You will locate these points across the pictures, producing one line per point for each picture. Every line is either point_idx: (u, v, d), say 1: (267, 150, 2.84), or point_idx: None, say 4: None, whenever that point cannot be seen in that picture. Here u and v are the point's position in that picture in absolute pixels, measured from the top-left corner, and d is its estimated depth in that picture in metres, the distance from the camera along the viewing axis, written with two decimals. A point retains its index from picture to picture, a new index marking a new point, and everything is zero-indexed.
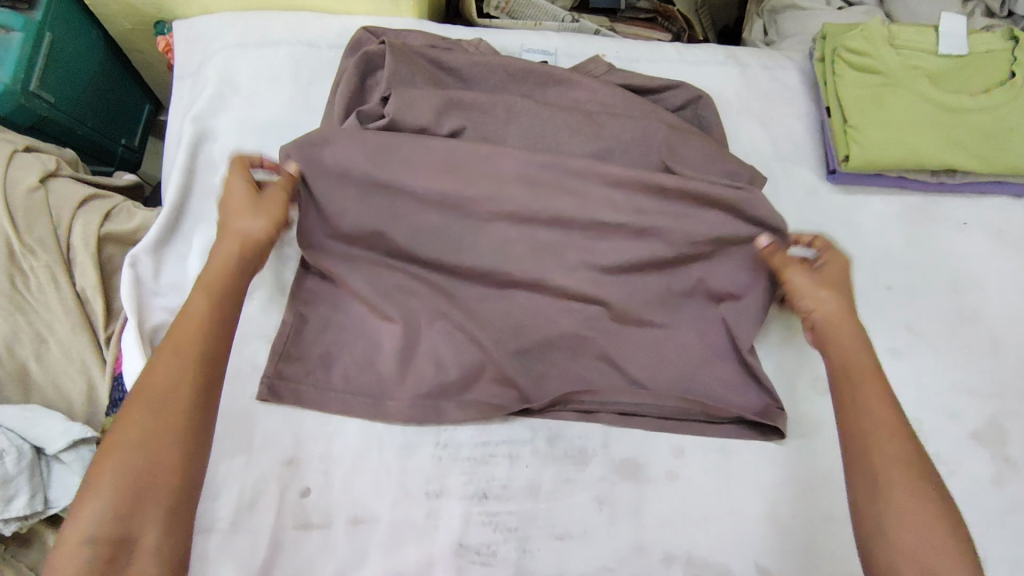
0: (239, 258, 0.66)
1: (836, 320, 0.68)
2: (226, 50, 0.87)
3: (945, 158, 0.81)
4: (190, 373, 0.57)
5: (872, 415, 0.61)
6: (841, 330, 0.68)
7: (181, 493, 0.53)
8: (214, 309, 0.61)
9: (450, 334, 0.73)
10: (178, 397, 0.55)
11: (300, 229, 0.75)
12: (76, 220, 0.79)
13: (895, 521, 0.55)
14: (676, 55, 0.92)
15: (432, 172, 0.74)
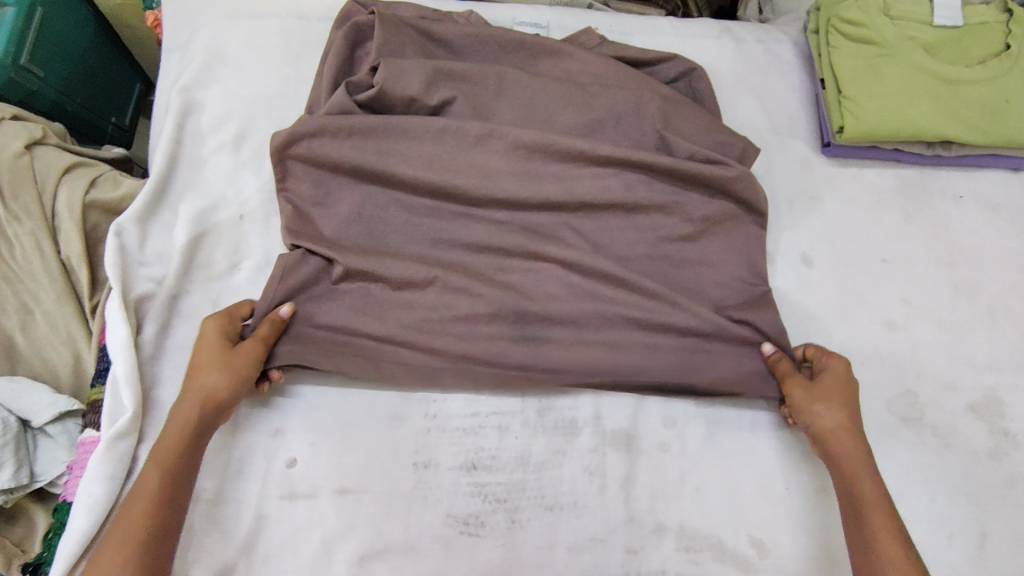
0: (200, 423, 0.61)
1: (843, 439, 0.64)
2: (214, 22, 0.86)
3: (941, 129, 0.80)
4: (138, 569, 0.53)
5: (880, 553, 0.57)
6: (848, 451, 0.63)
7: None
8: (184, 447, 0.60)
9: (440, 300, 0.70)
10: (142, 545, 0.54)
11: (287, 199, 0.74)
12: (61, 187, 0.78)
13: None
14: (669, 28, 0.91)
15: (420, 155, 0.75)
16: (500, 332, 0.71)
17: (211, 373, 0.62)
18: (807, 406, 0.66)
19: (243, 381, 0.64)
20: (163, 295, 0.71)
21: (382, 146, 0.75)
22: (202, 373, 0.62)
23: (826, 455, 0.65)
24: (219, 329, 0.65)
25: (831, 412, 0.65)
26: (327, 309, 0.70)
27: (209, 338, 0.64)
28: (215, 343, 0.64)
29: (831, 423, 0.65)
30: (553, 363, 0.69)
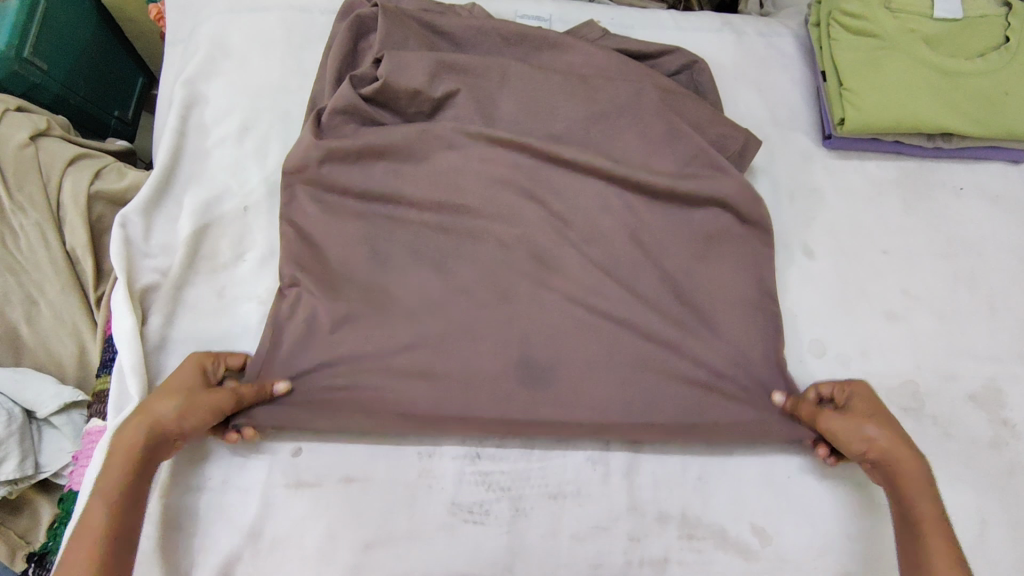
0: (151, 450, 0.58)
1: (900, 458, 0.61)
2: (217, 15, 0.86)
3: (941, 121, 0.81)
4: None
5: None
6: (906, 472, 0.61)
7: None
8: (131, 476, 0.56)
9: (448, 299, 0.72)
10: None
11: (290, 200, 0.75)
12: (66, 178, 0.78)
13: None
14: (671, 21, 0.92)
15: (425, 165, 0.76)
16: (506, 364, 0.68)
17: (167, 400, 0.59)
18: (857, 428, 0.64)
19: (200, 411, 0.60)
20: (168, 286, 0.72)
21: (387, 140, 0.76)
22: (159, 401, 0.60)
23: (884, 477, 0.63)
24: (193, 366, 0.65)
25: (882, 432, 0.63)
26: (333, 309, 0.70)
27: (183, 373, 0.63)
28: (186, 378, 0.63)
29: (882, 443, 0.62)
30: (563, 402, 0.67)
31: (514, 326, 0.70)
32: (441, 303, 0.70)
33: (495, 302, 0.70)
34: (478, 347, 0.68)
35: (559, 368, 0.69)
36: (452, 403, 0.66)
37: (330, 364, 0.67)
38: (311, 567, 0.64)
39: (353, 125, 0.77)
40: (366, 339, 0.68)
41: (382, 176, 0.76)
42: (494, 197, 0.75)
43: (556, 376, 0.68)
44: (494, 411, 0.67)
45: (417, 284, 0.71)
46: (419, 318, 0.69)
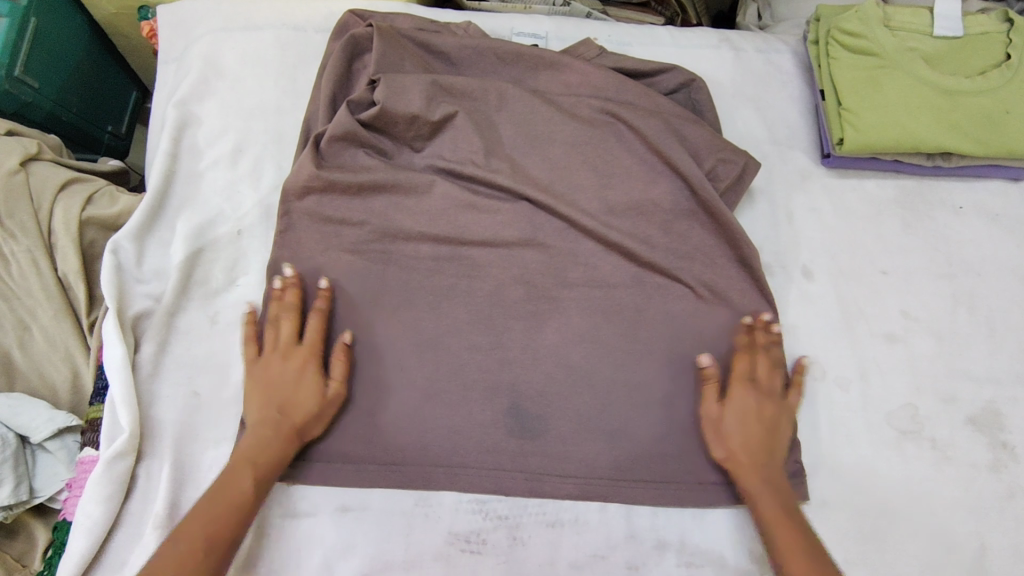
0: (287, 376, 0.66)
1: (763, 410, 0.69)
2: (211, 34, 0.85)
3: (939, 141, 0.80)
4: (225, 510, 0.59)
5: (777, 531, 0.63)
6: (733, 408, 0.69)
7: None
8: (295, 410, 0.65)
9: (446, 334, 0.73)
10: (238, 500, 0.60)
11: (287, 230, 0.75)
12: (58, 204, 0.76)
13: None
14: (668, 38, 0.91)
15: (422, 198, 0.78)
16: (497, 413, 0.71)
17: (288, 325, 0.68)
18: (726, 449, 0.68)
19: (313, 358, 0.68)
20: (161, 312, 0.71)
21: (393, 170, 0.78)
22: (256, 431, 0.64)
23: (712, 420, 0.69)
24: (296, 366, 0.66)
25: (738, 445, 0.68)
26: (334, 345, 0.71)
27: (307, 390, 0.66)
28: (289, 377, 0.66)
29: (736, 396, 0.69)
30: (551, 453, 0.70)
31: (504, 373, 0.72)
32: (434, 346, 0.73)
33: (495, 349, 0.73)
34: (470, 395, 0.71)
35: (550, 415, 0.71)
36: (440, 448, 0.69)
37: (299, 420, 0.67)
38: None
39: (348, 151, 0.78)
40: (361, 383, 0.70)
41: (378, 208, 0.77)
42: (490, 231, 0.77)
43: (547, 428, 0.71)
44: (483, 456, 0.69)
45: (413, 324, 0.73)
46: (415, 359, 0.72)
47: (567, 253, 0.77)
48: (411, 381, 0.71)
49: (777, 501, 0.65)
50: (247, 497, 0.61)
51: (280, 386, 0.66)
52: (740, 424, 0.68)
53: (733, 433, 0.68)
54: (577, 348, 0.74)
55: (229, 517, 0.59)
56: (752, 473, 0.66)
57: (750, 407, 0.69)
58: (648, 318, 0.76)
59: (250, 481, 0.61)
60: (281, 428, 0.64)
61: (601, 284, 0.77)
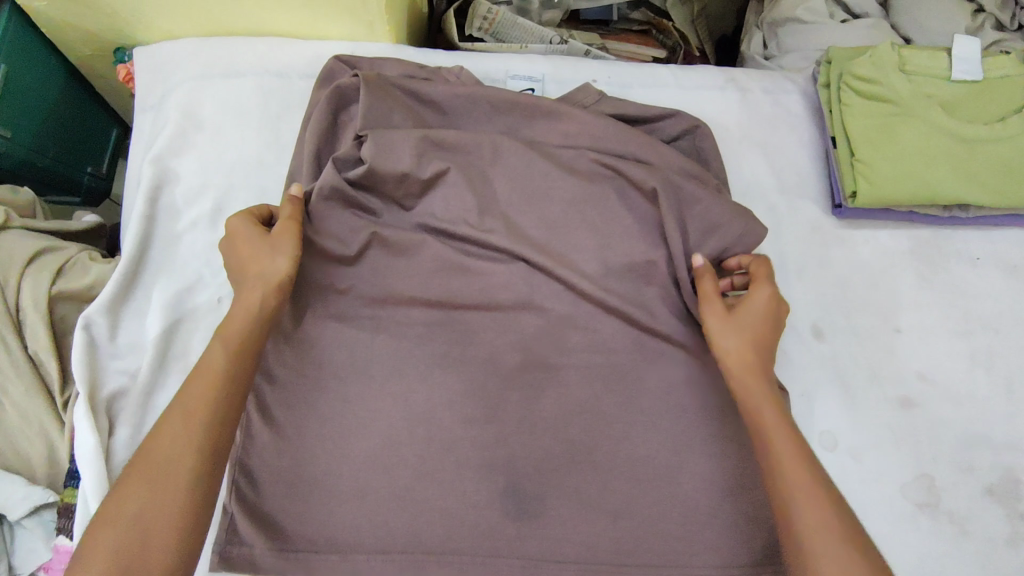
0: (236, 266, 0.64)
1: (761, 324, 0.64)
2: (189, 82, 0.81)
3: (958, 193, 0.76)
4: (193, 427, 0.53)
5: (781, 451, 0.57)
6: (742, 318, 0.65)
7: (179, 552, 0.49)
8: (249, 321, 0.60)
9: (440, 408, 0.69)
10: (205, 411, 0.54)
11: None
12: (25, 279, 0.71)
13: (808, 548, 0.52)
14: (672, 79, 0.86)
15: (413, 260, 0.74)
16: (493, 493, 0.67)
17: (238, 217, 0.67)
18: (730, 337, 0.64)
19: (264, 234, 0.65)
20: (137, 392, 0.67)
21: (382, 229, 0.74)
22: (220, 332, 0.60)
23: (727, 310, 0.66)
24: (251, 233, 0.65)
25: (743, 337, 0.63)
26: (321, 425, 0.67)
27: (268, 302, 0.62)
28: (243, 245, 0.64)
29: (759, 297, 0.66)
30: (550, 538, 0.66)
31: (500, 449, 0.68)
32: (426, 421, 0.68)
33: (491, 423, 0.69)
34: (463, 473, 0.67)
35: (548, 495, 0.67)
36: (432, 535, 0.65)
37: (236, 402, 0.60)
38: None
39: (331, 207, 0.73)
40: (349, 463, 0.66)
41: (365, 271, 0.73)
42: (485, 295, 0.73)
43: (545, 509, 0.67)
44: (477, 543, 0.65)
45: (402, 397, 0.69)
46: (405, 434, 0.67)
47: (567, 317, 0.73)
48: (401, 458, 0.67)
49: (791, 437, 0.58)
50: (191, 440, 0.53)
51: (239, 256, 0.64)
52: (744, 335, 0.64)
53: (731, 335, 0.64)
54: (578, 421, 0.70)
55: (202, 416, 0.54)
56: (758, 383, 0.61)
57: (750, 317, 0.65)
58: (652, 386, 0.72)
59: (197, 421, 0.54)
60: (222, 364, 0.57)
61: (602, 348, 0.73)
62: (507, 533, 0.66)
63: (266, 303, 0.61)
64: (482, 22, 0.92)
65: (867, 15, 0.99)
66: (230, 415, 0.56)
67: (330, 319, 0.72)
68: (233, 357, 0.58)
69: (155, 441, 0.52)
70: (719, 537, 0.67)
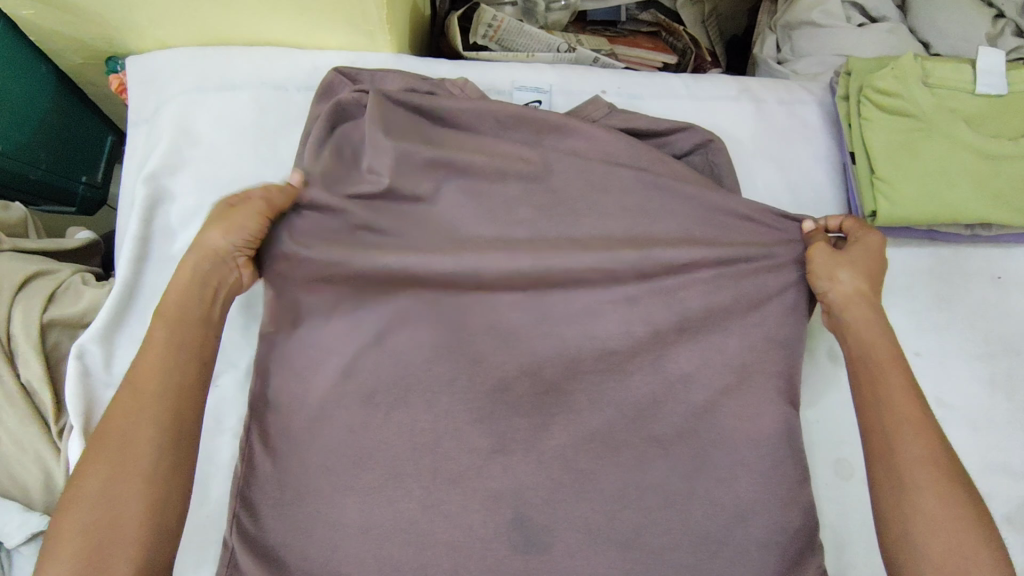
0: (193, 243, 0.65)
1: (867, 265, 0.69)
2: (182, 96, 0.78)
3: (980, 213, 0.73)
4: (146, 409, 0.54)
5: (891, 401, 0.59)
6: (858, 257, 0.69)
7: (149, 528, 0.50)
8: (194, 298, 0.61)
9: (445, 437, 0.67)
10: (152, 392, 0.55)
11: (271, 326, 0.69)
12: (15, 306, 0.69)
13: (915, 488, 0.54)
14: (683, 90, 0.83)
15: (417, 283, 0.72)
16: (500, 525, 0.65)
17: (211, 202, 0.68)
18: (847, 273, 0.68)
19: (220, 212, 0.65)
20: None
21: (384, 252, 0.72)
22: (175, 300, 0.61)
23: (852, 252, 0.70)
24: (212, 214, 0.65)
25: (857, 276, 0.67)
26: (323, 455, 0.65)
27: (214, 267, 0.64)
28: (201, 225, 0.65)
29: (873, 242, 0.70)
30: (560, 572, 0.64)
31: (507, 479, 0.66)
32: (432, 451, 0.66)
33: (498, 452, 0.67)
34: (468, 504, 0.65)
35: (558, 527, 0.65)
36: (438, 570, 0.63)
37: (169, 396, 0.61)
38: None
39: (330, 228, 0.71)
40: (352, 495, 0.64)
41: (368, 293, 0.71)
42: (491, 319, 0.71)
43: (554, 541, 0.65)
44: None
45: (407, 426, 0.67)
46: (410, 464, 0.66)
47: (576, 342, 0.71)
48: (406, 491, 0.65)
49: (903, 382, 0.60)
50: (146, 420, 0.54)
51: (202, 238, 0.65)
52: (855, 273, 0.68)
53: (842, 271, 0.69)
54: (587, 449, 0.68)
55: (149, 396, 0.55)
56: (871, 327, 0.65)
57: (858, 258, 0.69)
58: (663, 413, 0.70)
59: (145, 401, 0.54)
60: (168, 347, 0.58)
61: (612, 373, 0.71)
62: (515, 567, 0.64)
63: (203, 272, 0.63)
64: (486, 29, 0.89)
65: (884, 18, 0.95)
66: (184, 391, 0.57)
67: (331, 344, 0.69)
68: (177, 339, 0.58)
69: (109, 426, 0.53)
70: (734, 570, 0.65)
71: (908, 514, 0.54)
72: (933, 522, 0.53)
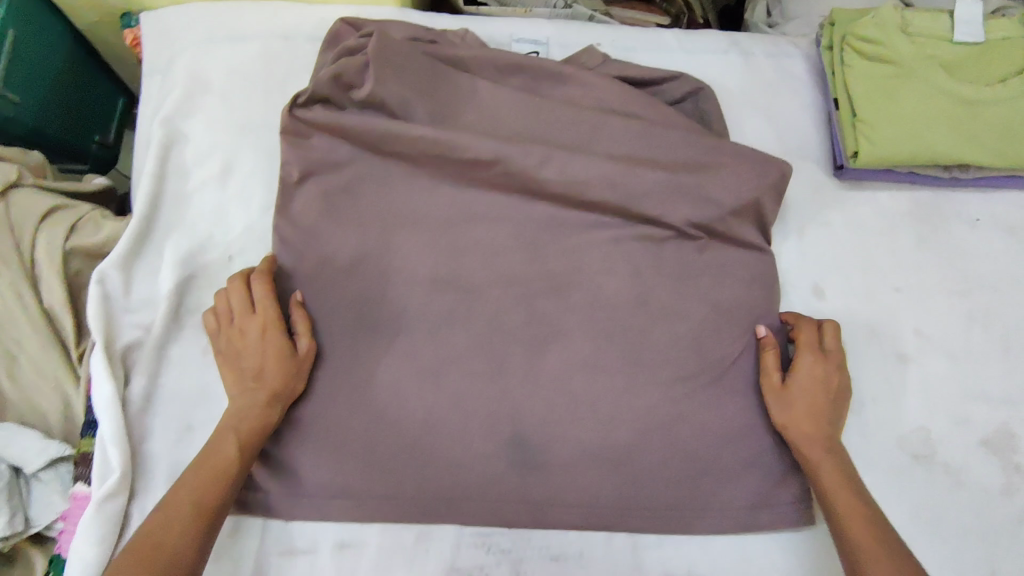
0: (264, 332, 0.65)
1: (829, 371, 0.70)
2: (195, 46, 0.81)
3: (958, 154, 0.77)
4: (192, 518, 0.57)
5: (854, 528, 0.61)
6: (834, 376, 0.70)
7: None
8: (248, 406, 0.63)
9: (448, 362, 0.70)
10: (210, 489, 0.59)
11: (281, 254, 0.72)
12: (40, 234, 0.73)
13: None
14: (674, 42, 0.87)
15: (419, 219, 0.74)
16: (499, 445, 0.68)
17: (239, 293, 0.67)
18: (789, 393, 0.69)
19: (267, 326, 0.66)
20: (151, 345, 0.68)
21: (388, 189, 0.75)
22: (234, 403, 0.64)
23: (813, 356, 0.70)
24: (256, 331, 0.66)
25: (807, 397, 0.68)
26: (332, 376, 0.69)
27: (250, 347, 0.65)
28: (257, 347, 0.65)
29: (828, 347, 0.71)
30: (554, 486, 0.68)
31: (504, 401, 0.69)
32: (434, 374, 0.69)
33: (499, 377, 0.70)
34: (470, 423, 0.68)
35: (553, 446, 0.68)
36: (441, 482, 0.67)
37: (324, 388, 0.68)
38: None
39: (340, 169, 0.75)
40: (360, 412, 0.68)
41: (374, 225, 0.73)
42: (493, 251, 0.74)
43: (549, 458, 0.68)
44: (484, 491, 0.67)
45: (409, 353, 0.70)
46: (412, 386, 0.69)
47: (575, 274, 0.74)
48: (412, 410, 0.68)
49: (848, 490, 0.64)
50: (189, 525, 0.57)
51: (240, 362, 0.65)
52: (806, 390, 0.68)
53: (797, 392, 0.69)
54: (580, 376, 0.71)
55: (208, 497, 0.59)
56: (818, 448, 0.67)
57: (817, 375, 0.69)
58: (655, 339, 0.73)
59: (195, 512, 0.58)
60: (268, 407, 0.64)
61: (608, 303, 0.74)
62: (514, 481, 0.68)
63: (279, 367, 0.65)
64: None
65: None
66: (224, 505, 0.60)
67: (339, 273, 0.72)
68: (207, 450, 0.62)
69: (213, 450, 0.61)
70: (720, 479, 0.70)
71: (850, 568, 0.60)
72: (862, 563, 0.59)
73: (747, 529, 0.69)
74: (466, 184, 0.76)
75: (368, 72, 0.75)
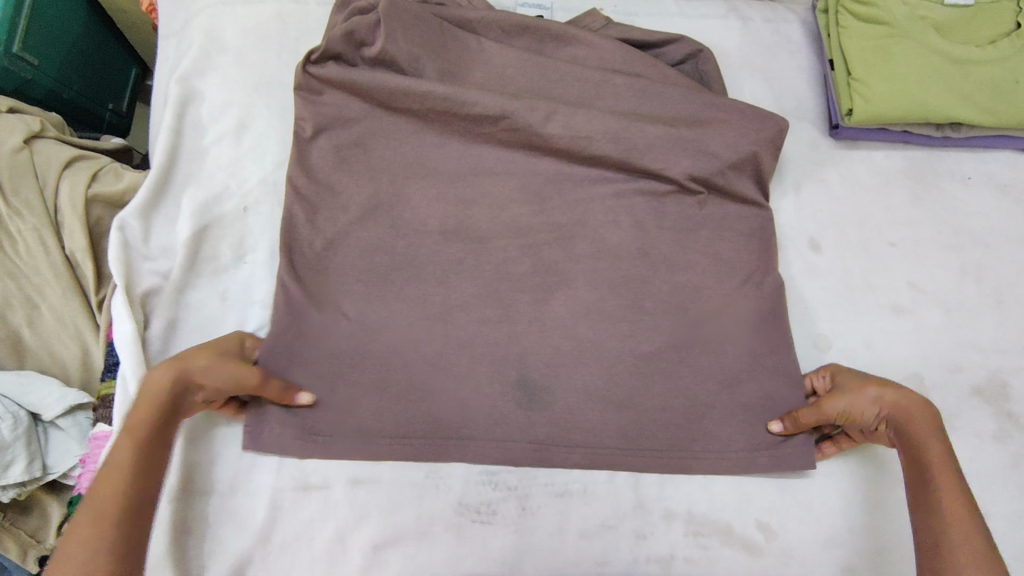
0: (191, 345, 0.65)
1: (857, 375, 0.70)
2: (210, 7, 0.84)
3: (950, 112, 0.80)
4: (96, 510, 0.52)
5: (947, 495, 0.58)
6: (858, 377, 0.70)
7: None
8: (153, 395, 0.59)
9: (457, 307, 0.72)
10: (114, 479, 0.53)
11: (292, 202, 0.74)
12: (63, 181, 0.77)
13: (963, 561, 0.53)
14: (675, 7, 0.90)
15: (428, 173, 0.77)
16: (507, 385, 0.70)
17: None
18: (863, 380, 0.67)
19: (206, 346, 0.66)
20: (170, 289, 0.71)
21: (399, 144, 0.77)
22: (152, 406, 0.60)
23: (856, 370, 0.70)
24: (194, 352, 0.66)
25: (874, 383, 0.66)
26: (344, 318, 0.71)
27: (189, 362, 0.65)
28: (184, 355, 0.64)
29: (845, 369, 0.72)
30: (559, 425, 0.70)
31: (512, 345, 0.71)
32: (443, 319, 0.72)
33: (505, 322, 0.72)
34: (478, 365, 0.70)
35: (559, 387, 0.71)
36: (451, 420, 0.69)
37: (337, 331, 0.70)
38: (323, 565, 0.66)
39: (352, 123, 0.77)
40: (372, 353, 0.70)
41: (385, 178, 0.76)
42: (500, 203, 0.77)
43: (555, 399, 0.70)
44: (491, 429, 0.69)
45: (421, 297, 0.72)
46: (423, 329, 0.71)
47: (580, 225, 0.77)
48: (422, 352, 0.70)
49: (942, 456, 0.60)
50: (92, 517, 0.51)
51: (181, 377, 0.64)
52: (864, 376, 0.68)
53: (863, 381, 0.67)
54: (585, 321, 0.73)
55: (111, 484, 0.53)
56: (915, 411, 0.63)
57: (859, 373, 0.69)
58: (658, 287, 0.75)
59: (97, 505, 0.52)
60: (158, 394, 0.58)
61: (612, 253, 0.76)
62: (524, 421, 0.69)
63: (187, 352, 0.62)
64: None
65: None
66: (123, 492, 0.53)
67: (350, 221, 0.74)
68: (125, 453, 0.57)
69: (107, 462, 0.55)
70: (724, 421, 0.71)
71: (937, 558, 0.55)
72: (952, 546, 0.55)
73: (758, 473, 0.70)
74: (474, 139, 0.78)
75: (378, 29, 0.77)
